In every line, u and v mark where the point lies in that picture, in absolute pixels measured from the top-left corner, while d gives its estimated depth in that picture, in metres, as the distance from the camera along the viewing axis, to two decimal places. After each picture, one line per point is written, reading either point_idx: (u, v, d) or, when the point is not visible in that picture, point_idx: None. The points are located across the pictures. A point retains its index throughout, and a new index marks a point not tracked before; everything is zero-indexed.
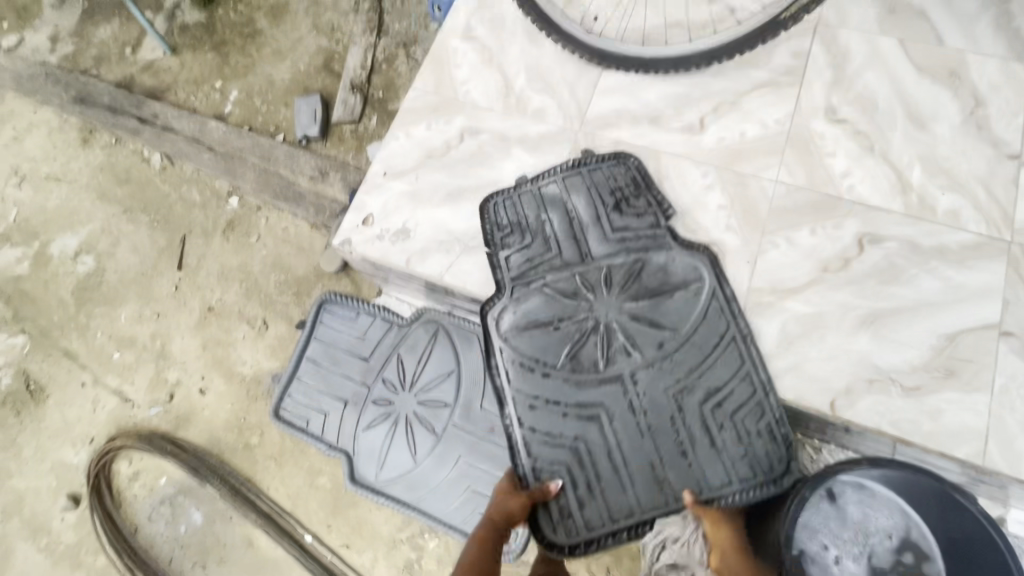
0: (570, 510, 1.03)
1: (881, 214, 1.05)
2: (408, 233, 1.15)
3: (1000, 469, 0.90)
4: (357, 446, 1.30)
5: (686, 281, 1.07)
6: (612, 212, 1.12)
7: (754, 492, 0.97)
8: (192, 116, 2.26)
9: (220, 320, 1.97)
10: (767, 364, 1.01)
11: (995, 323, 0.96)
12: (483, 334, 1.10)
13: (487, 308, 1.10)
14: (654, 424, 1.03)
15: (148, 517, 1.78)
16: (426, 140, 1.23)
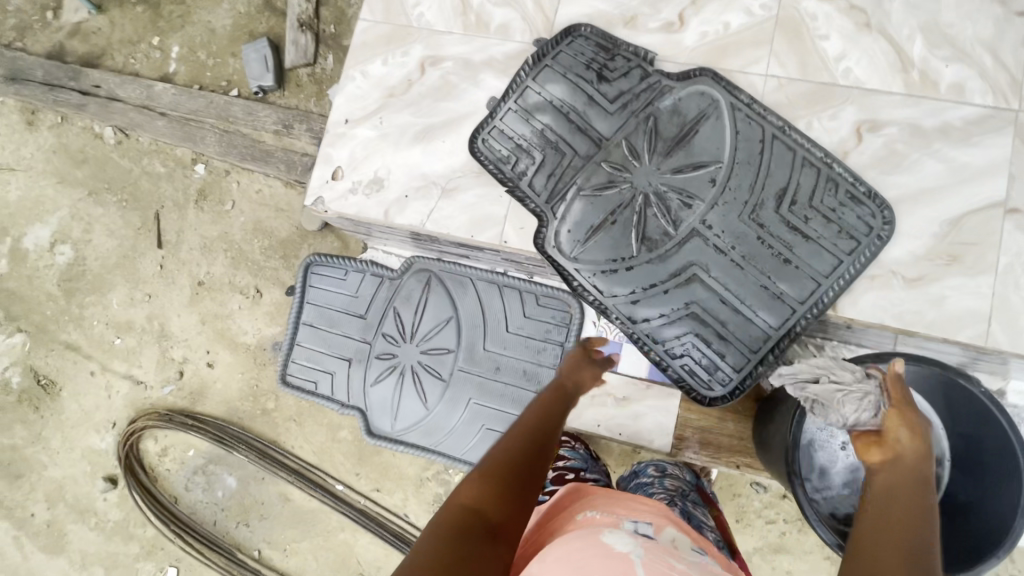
0: (717, 366, 1.03)
1: (879, 97, 0.98)
2: (382, 182, 1.09)
3: (1003, 347, 0.90)
4: (369, 400, 1.31)
5: (702, 107, 1.03)
6: (597, 80, 1.05)
7: (865, 255, 0.94)
8: (135, 80, 2.09)
9: (212, 293, 1.94)
10: (810, 143, 0.99)
11: (1000, 200, 0.93)
12: (556, 266, 1.06)
13: (543, 242, 1.05)
14: (745, 249, 1.00)
15: (185, 487, 1.86)
16: (385, 77, 1.13)
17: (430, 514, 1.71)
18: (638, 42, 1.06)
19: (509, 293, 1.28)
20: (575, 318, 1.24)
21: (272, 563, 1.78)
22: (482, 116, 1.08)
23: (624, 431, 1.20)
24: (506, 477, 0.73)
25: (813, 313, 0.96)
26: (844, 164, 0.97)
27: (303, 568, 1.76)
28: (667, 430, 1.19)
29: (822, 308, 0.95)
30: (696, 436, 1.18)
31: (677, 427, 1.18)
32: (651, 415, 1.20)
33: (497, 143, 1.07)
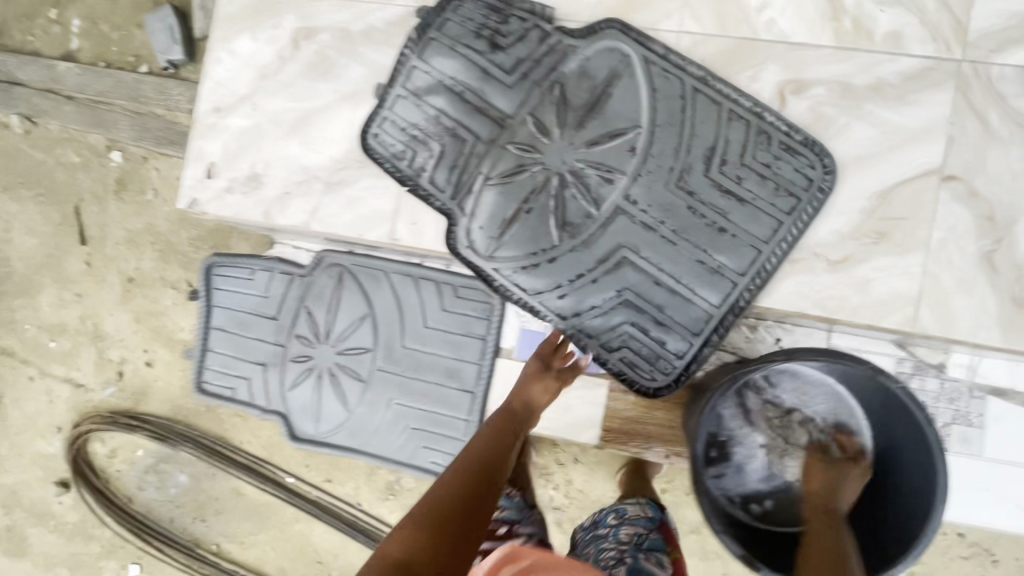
0: (659, 355, 0.91)
1: (806, 52, 0.85)
2: (260, 178, 0.97)
3: (930, 333, 0.82)
4: (289, 404, 1.25)
5: (614, 66, 0.88)
6: (489, 49, 0.89)
7: (807, 213, 0.84)
8: (35, 60, 1.90)
9: (143, 289, 1.84)
10: (733, 95, 0.86)
11: (936, 167, 0.82)
12: (476, 267, 0.93)
13: (455, 244, 0.92)
14: (675, 221, 0.88)
15: (139, 487, 1.84)
16: (255, 54, 0.99)
17: (382, 502, 1.70)
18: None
19: (426, 286, 1.19)
20: (496, 310, 1.16)
21: (231, 555, 1.78)
22: (370, 107, 0.94)
23: (551, 424, 1.14)
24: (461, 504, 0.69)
25: (757, 283, 0.86)
26: (773, 112, 0.86)
27: (262, 559, 1.76)
28: (595, 421, 1.13)
29: (765, 276, 0.85)
30: (624, 427, 1.12)
31: (605, 419, 1.13)
32: (580, 407, 1.14)
33: (388, 136, 0.93)
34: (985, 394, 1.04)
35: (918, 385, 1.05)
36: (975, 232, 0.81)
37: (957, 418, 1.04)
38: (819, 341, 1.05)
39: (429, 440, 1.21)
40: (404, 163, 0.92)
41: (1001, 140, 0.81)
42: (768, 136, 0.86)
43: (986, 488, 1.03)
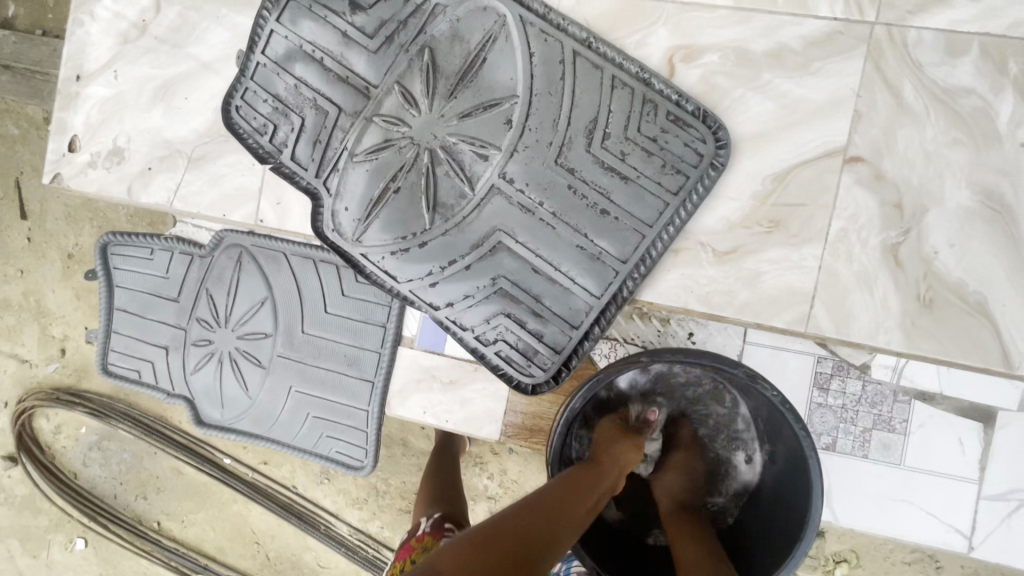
0: (535, 350, 0.81)
1: (700, 14, 0.75)
2: (123, 153, 0.91)
3: (824, 334, 0.73)
4: (192, 389, 1.22)
5: (488, 27, 0.78)
6: (350, 10, 0.79)
7: (696, 193, 0.74)
8: None
9: (84, 266, 1.82)
10: (618, 61, 0.76)
11: (841, 147, 0.72)
12: (340, 252, 0.84)
13: (319, 227, 0.84)
14: (553, 202, 0.78)
15: (83, 463, 1.85)
16: (115, 17, 0.91)
17: (317, 485, 1.68)
18: None
19: (325, 270, 1.12)
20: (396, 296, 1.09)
21: (172, 534, 1.79)
22: (232, 79, 0.86)
23: (452, 417, 1.09)
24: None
25: (640, 272, 0.76)
26: (661, 79, 0.75)
27: (202, 538, 1.77)
28: (497, 415, 1.07)
29: (649, 265, 0.75)
30: (526, 423, 1.06)
31: (507, 414, 1.07)
32: (482, 400, 1.08)
33: (250, 110, 0.84)
34: (910, 397, 0.95)
35: (838, 386, 0.96)
36: (880, 222, 0.72)
37: (877, 423, 0.96)
38: (733, 337, 0.96)
39: (332, 429, 1.17)
40: (267, 140, 0.84)
41: (914, 115, 0.71)
42: (656, 109, 0.75)
43: (905, 499, 0.95)
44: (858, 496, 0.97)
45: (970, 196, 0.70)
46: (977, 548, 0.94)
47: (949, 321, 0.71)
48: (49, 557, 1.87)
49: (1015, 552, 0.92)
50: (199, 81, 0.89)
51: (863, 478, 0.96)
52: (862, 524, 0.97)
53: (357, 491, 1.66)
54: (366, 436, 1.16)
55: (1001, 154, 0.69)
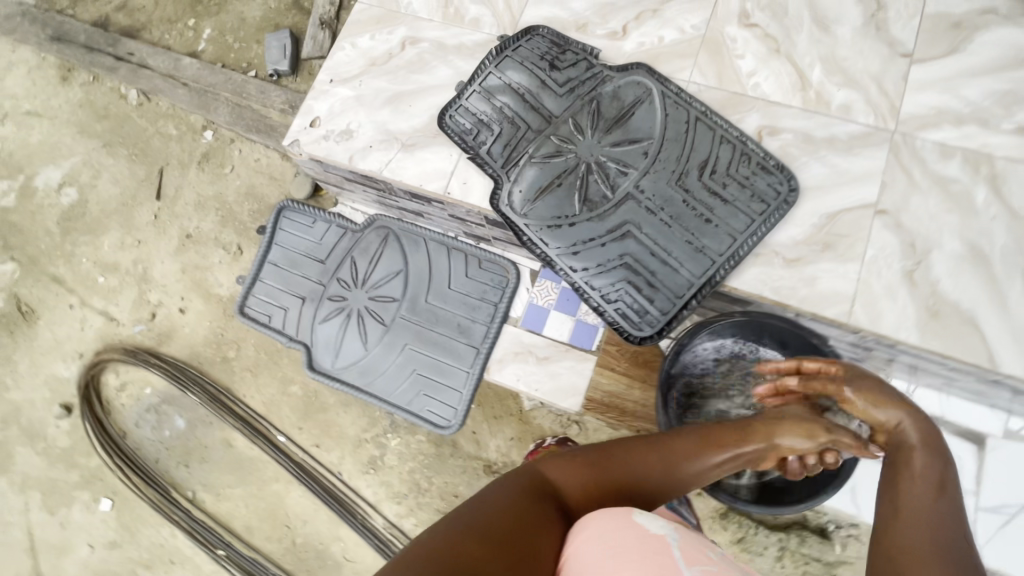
0: (646, 310, 1.07)
1: (781, 109, 1.14)
2: (352, 133, 1.25)
3: (861, 325, 1.01)
4: (314, 336, 1.42)
5: (638, 94, 1.17)
6: (549, 71, 1.19)
7: (774, 217, 1.07)
8: (166, 53, 2.30)
9: (197, 245, 2.07)
10: (725, 126, 1.13)
11: (873, 203, 1.07)
12: (508, 221, 1.14)
13: (496, 202, 1.14)
14: (672, 209, 1.10)
15: (136, 423, 1.93)
16: (370, 49, 1.31)
17: (362, 474, 1.77)
18: (581, 43, 1.22)
19: (456, 255, 1.40)
20: (511, 282, 1.36)
21: (203, 506, 1.82)
22: (450, 97, 1.23)
23: (540, 386, 1.30)
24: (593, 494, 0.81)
25: (730, 264, 1.06)
26: (754, 142, 1.12)
27: (232, 515, 1.81)
28: (578, 390, 1.29)
29: (737, 260, 1.05)
30: (603, 399, 1.27)
31: (589, 389, 1.28)
32: (567, 376, 1.30)
33: (462, 119, 1.20)
34: None
35: None
36: (901, 254, 1.04)
37: None
38: None
39: (430, 387, 1.36)
40: (470, 139, 1.18)
41: (922, 190, 1.06)
42: (750, 160, 1.10)
43: None
44: None
45: (961, 246, 1.03)
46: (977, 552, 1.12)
47: (950, 327, 0.99)
48: (67, 516, 1.87)
49: (1006, 559, 1.11)
50: (422, 97, 1.25)
51: None
52: None
53: (399, 485, 1.74)
54: (460, 397, 1.35)
55: (978, 222, 1.04)
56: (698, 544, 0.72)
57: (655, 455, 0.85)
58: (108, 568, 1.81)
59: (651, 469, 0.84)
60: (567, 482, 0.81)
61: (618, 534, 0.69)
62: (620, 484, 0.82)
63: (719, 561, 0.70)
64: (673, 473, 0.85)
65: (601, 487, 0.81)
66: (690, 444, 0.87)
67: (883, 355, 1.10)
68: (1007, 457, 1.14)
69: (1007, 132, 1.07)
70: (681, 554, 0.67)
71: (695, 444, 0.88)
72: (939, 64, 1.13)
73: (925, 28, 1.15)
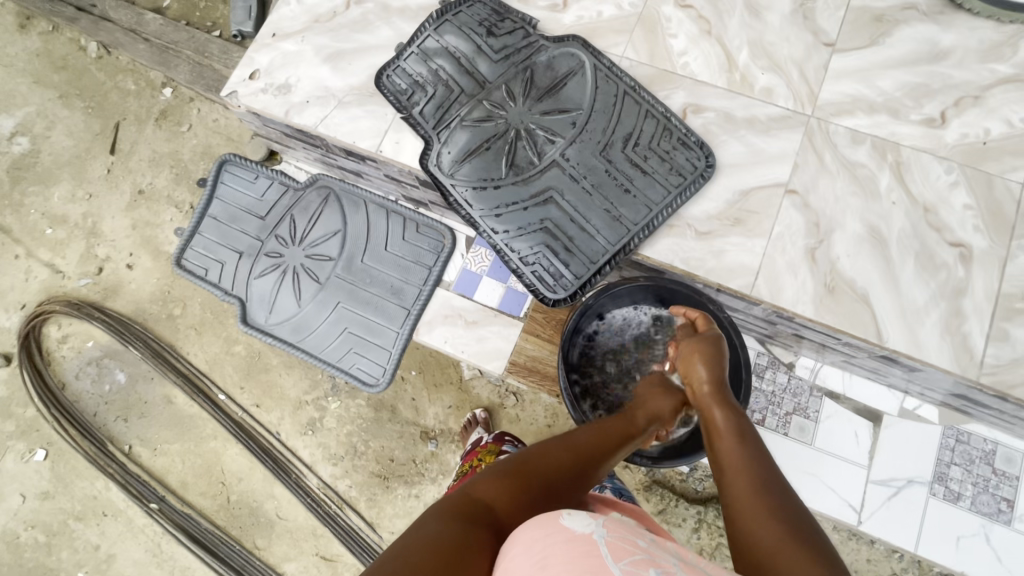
0: (561, 274, 1.11)
1: (707, 89, 1.18)
2: (291, 88, 1.26)
3: (762, 297, 1.06)
4: (249, 291, 1.43)
5: (572, 65, 1.20)
6: (486, 37, 1.21)
7: (691, 189, 1.10)
8: (129, 7, 2.26)
9: (149, 202, 2.05)
10: (651, 102, 1.16)
11: (784, 182, 1.11)
12: (435, 181, 1.16)
13: (425, 162, 1.16)
14: (594, 178, 1.13)
15: (76, 376, 1.92)
16: (315, 6, 1.31)
17: (300, 435, 1.78)
18: (520, 12, 1.24)
19: (394, 218, 1.42)
20: (446, 248, 1.38)
21: (139, 460, 1.83)
22: (389, 58, 1.24)
23: (467, 348, 1.33)
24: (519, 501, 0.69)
25: (644, 234, 1.09)
26: (677, 118, 1.16)
27: (168, 470, 1.81)
28: (502, 354, 1.32)
29: (651, 230, 1.09)
30: (526, 362, 1.30)
31: (513, 353, 1.32)
32: (493, 340, 1.33)
33: (398, 79, 1.21)
34: (822, 394, 1.24)
35: (771, 376, 1.25)
36: (806, 232, 1.08)
37: (797, 410, 1.23)
38: None
39: (361, 346, 1.38)
40: (405, 99, 1.19)
41: (831, 172, 1.11)
42: (672, 134, 1.14)
43: (810, 474, 1.21)
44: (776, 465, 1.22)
45: (861, 227, 1.08)
46: (865, 523, 1.17)
47: (844, 303, 1.04)
48: None
49: (891, 530, 1.16)
50: (363, 57, 1.26)
51: (782, 451, 1.22)
52: None
53: (336, 447, 1.76)
54: (389, 357, 1.37)
55: (881, 205, 1.08)
56: (629, 531, 0.61)
57: (566, 447, 0.80)
58: (39, 518, 1.81)
59: (569, 458, 0.78)
60: (487, 497, 0.68)
61: (539, 549, 0.56)
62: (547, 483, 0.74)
63: (652, 547, 0.59)
64: (588, 456, 0.80)
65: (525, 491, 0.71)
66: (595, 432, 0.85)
67: (784, 329, 1.15)
68: (900, 434, 1.20)
69: (916, 122, 1.12)
70: (611, 552, 0.55)
71: (601, 433, 0.86)
72: (859, 54, 1.18)
73: (849, 19, 1.20)
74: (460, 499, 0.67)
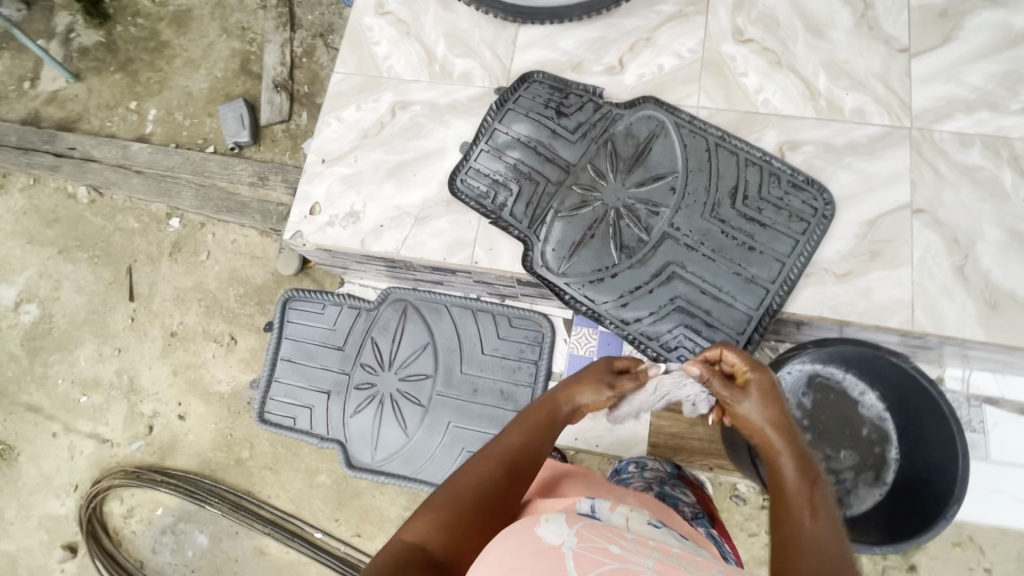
0: None
1: (797, 122, 1.12)
2: (359, 215, 1.16)
3: (926, 330, 1.00)
4: (347, 431, 1.32)
5: (652, 128, 1.13)
6: (556, 119, 1.15)
7: (817, 232, 1.05)
8: (112, 142, 2.14)
9: (184, 343, 1.92)
10: (746, 148, 1.10)
11: (907, 203, 1.06)
12: (547, 282, 1.08)
13: (530, 264, 1.08)
14: (712, 242, 1.06)
15: (152, 549, 1.77)
16: (358, 120, 1.23)
17: None
18: (581, 83, 1.18)
19: (482, 317, 1.33)
20: (547, 337, 1.30)
21: None
22: (457, 160, 1.17)
23: (602, 440, 1.25)
24: (460, 530, 0.66)
25: (784, 291, 1.03)
26: (778, 159, 1.10)
27: None
28: (641, 438, 1.24)
29: (790, 285, 1.02)
30: (668, 442, 1.22)
31: (651, 435, 1.23)
32: (625, 424, 1.25)
33: (475, 182, 1.14)
34: (980, 402, 1.18)
35: None
36: (947, 251, 1.03)
37: (961, 425, 1.18)
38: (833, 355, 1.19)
39: None
40: (491, 202, 1.12)
41: (951, 182, 1.06)
42: (781, 178, 1.08)
43: (993, 490, 1.17)
44: None
45: (1002, 233, 1.03)
46: None
47: (1012, 316, 0.99)
48: None
49: None
50: (426, 165, 1.18)
51: None
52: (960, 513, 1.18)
53: None
54: None
55: (1013, 205, 1.04)
56: (602, 540, 0.57)
57: (486, 460, 0.74)
58: None
59: (496, 470, 0.73)
60: (422, 538, 0.64)
61: (506, 563, 0.54)
62: (477, 505, 0.68)
63: (625, 553, 0.56)
64: (514, 451, 0.76)
65: (458, 525, 0.66)
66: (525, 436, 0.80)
67: (932, 351, 1.11)
68: None
69: (1018, 111, 1.08)
70: (577, 564, 0.52)
71: (529, 432, 0.80)
72: (937, 53, 1.14)
73: (915, 19, 1.16)
74: (395, 546, 0.64)
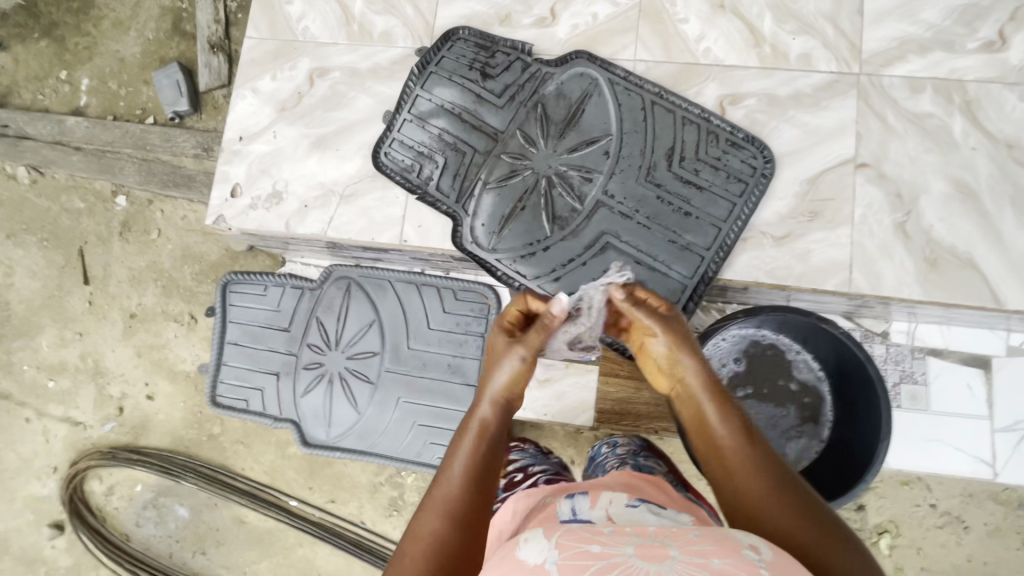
0: None
1: (739, 72, 1.05)
2: (282, 195, 1.11)
3: (863, 291, 0.97)
4: (300, 411, 1.33)
5: (584, 87, 1.06)
6: (482, 82, 1.07)
7: (756, 193, 1.00)
8: (47, 117, 2.00)
9: (145, 325, 1.90)
10: (683, 105, 1.04)
11: (852, 157, 1.00)
12: (478, 259, 1.04)
13: (459, 241, 1.04)
14: (648, 208, 1.02)
15: (136, 523, 1.84)
16: (275, 91, 1.15)
17: (386, 518, 1.71)
18: (508, 38, 1.09)
19: (427, 291, 1.30)
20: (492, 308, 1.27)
21: None
22: (380, 131, 1.10)
23: (549, 410, 1.25)
24: None
25: (720, 256, 0.99)
26: (717, 116, 1.03)
27: None
28: (588, 405, 1.24)
29: (726, 251, 0.99)
30: (614, 408, 1.23)
31: (598, 401, 1.24)
32: (573, 392, 1.25)
33: (399, 154, 1.08)
34: (924, 353, 1.18)
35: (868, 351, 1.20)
36: (889, 207, 0.99)
37: (904, 378, 1.18)
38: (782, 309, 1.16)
39: (435, 434, 1.28)
40: (415, 176, 1.07)
41: (898, 132, 1.01)
42: (720, 137, 1.02)
43: (934, 440, 1.17)
44: (898, 440, 1.18)
45: (947, 185, 0.98)
46: (1002, 474, 1.14)
47: (951, 272, 0.96)
48: None
49: None
50: (349, 138, 1.11)
51: (898, 424, 1.18)
52: (903, 465, 1.17)
53: None
54: None
55: (960, 155, 0.99)
56: (580, 539, 0.51)
57: (439, 513, 0.61)
58: None
59: (450, 527, 0.59)
60: None
61: None
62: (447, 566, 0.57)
63: (606, 547, 0.50)
64: (464, 486, 0.64)
65: None
66: (480, 451, 0.68)
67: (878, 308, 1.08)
68: (1015, 372, 1.15)
69: (975, 50, 1.01)
70: None
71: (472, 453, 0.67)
72: None
73: None
74: None
